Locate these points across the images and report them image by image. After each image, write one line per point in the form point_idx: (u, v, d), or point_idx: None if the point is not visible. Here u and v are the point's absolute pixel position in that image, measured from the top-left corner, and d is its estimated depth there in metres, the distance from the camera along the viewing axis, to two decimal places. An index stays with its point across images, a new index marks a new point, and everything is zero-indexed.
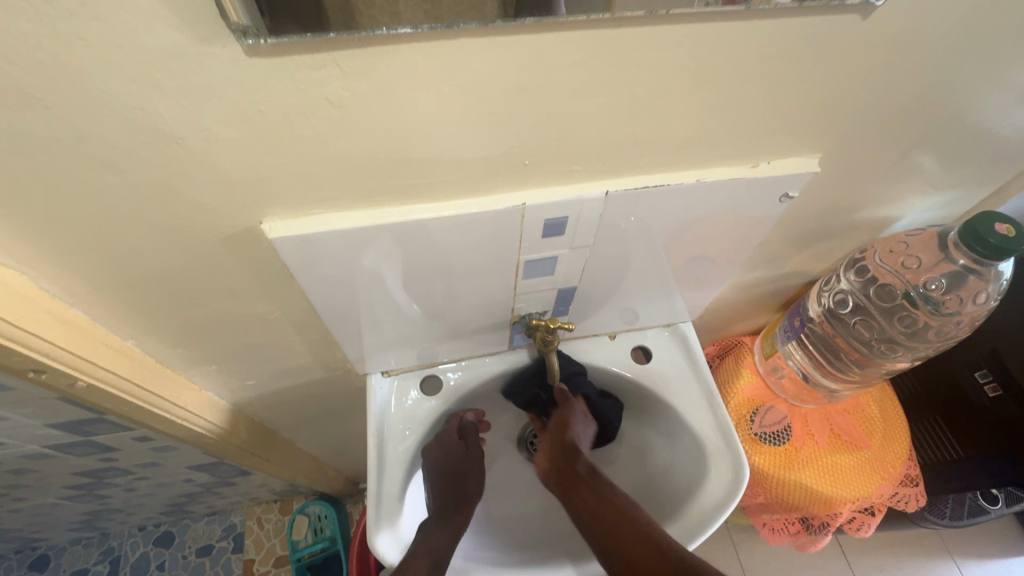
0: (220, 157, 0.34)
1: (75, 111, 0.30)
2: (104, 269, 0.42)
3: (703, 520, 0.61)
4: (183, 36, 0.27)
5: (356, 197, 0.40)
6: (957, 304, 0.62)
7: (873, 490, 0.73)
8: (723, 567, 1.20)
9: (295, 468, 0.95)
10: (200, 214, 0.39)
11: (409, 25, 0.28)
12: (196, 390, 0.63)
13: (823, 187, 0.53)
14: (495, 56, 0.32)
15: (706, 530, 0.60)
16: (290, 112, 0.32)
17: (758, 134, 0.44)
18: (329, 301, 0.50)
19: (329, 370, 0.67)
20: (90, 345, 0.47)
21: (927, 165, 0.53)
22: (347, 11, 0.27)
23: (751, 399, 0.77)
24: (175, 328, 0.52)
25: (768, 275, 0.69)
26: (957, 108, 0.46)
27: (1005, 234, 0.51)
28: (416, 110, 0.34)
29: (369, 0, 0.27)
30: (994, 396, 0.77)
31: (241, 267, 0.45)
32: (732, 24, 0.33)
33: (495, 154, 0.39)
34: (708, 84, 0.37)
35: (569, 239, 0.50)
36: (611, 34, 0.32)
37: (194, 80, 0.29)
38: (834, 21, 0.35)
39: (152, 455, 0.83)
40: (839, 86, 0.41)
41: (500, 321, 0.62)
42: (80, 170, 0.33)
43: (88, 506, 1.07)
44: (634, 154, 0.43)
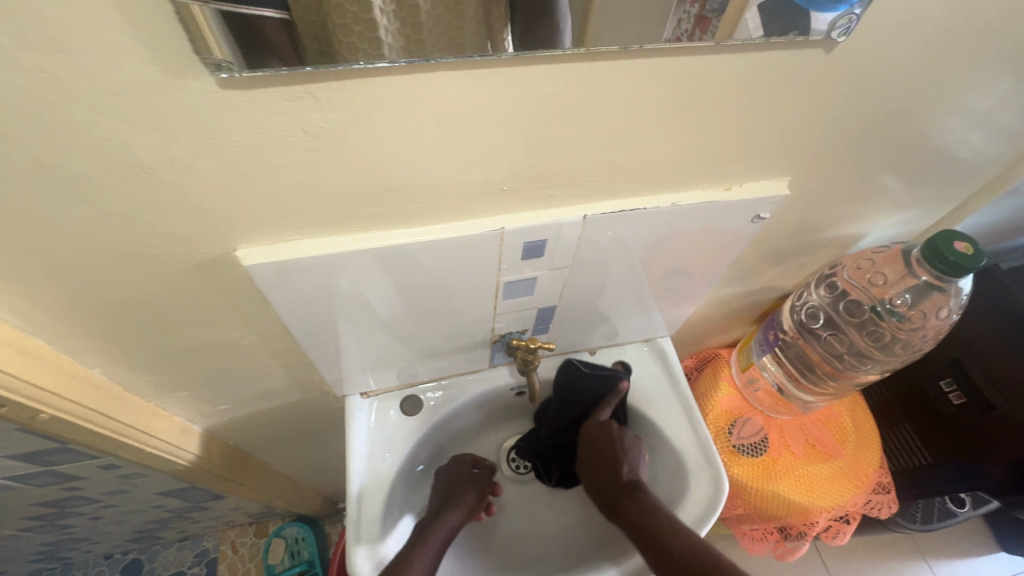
0: (192, 187, 0.34)
1: (38, 144, 0.29)
2: (68, 299, 0.40)
3: None
4: (154, 70, 0.27)
5: (333, 224, 0.40)
6: (921, 319, 0.64)
7: (847, 499, 0.75)
8: None
9: (271, 490, 0.93)
10: (171, 243, 0.38)
11: (391, 57, 0.29)
12: (167, 418, 0.61)
13: (793, 207, 0.54)
14: (471, 86, 0.32)
15: None
16: (264, 143, 0.32)
17: (729, 160, 0.45)
18: (306, 326, 0.49)
19: (306, 392, 0.66)
20: (53, 375, 0.45)
21: (891, 185, 0.55)
22: (324, 41, 0.28)
23: (728, 411, 0.79)
24: (145, 355, 0.50)
25: (742, 290, 0.71)
26: (917, 134, 0.48)
27: (964, 251, 0.54)
28: (394, 139, 0.34)
29: (348, 28, 0.28)
30: (958, 403, 0.80)
31: (213, 294, 0.44)
32: (702, 58, 0.34)
33: (474, 181, 0.40)
34: (683, 112, 0.38)
35: (548, 261, 0.50)
36: (586, 68, 0.33)
37: (165, 113, 0.29)
38: (800, 56, 0.36)
39: (119, 482, 0.80)
40: (805, 115, 0.42)
41: (480, 341, 0.62)
42: (42, 202, 0.32)
43: (50, 537, 1.02)
44: (609, 179, 0.43)
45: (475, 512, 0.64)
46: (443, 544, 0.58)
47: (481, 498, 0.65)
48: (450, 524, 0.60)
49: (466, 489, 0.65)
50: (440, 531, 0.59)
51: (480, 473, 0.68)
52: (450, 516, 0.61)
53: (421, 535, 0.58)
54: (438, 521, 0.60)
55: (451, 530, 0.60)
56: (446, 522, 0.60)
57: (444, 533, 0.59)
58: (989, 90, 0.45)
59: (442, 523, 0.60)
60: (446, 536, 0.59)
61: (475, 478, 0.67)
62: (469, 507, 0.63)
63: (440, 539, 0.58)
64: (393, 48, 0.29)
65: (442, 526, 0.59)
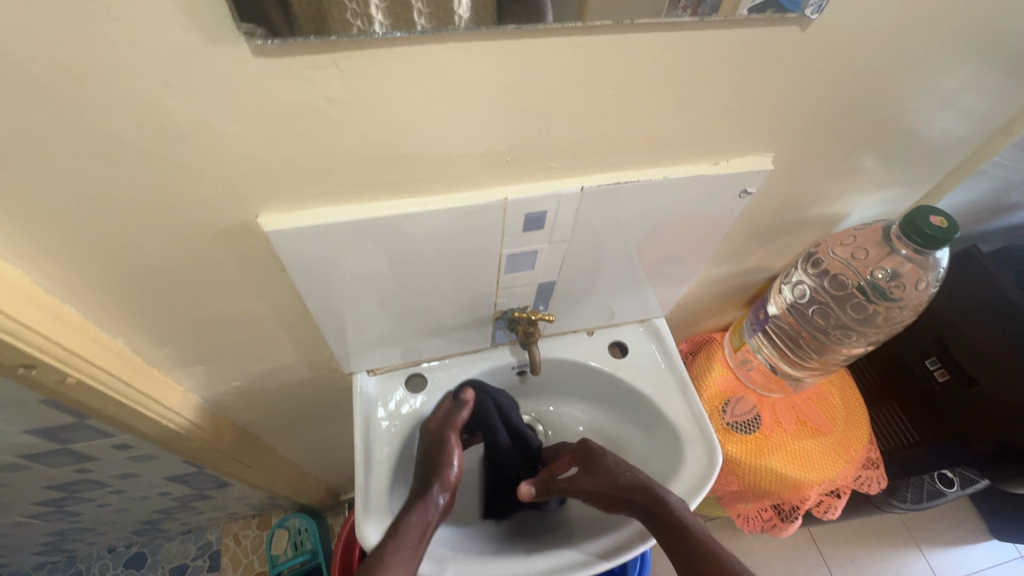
0: (222, 152, 0.36)
1: (86, 108, 0.32)
2: (99, 264, 0.43)
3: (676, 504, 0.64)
4: (195, 36, 0.29)
5: (348, 193, 0.43)
6: (901, 291, 0.67)
7: (837, 473, 0.77)
8: None
9: (275, 475, 0.95)
10: (197, 210, 0.40)
11: (382, 31, 0.32)
12: (182, 393, 0.63)
13: (777, 183, 0.57)
14: (476, 57, 0.35)
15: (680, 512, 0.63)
16: (289, 110, 0.35)
17: (717, 136, 0.48)
18: (319, 296, 0.52)
19: (315, 369, 0.68)
20: (80, 340, 0.48)
21: (869, 164, 0.58)
22: (319, 20, 0.30)
23: (722, 391, 0.82)
24: (164, 325, 0.52)
25: (732, 270, 0.74)
26: (892, 112, 0.52)
27: (939, 225, 0.57)
28: (407, 108, 0.37)
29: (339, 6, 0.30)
30: (943, 380, 0.83)
31: (234, 262, 0.47)
32: (687, 33, 0.38)
33: (479, 151, 0.43)
34: (672, 86, 0.42)
35: (548, 234, 0.53)
36: (583, 43, 0.36)
37: (203, 78, 0.32)
38: (779, 33, 0.40)
39: (129, 465, 0.82)
40: (786, 92, 0.45)
41: (483, 317, 0.65)
42: (84, 164, 0.35)
43: (57, 525, 1.04)
44: (606, 153, 0.46)
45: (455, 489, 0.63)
46: (422, 537, 0.57)
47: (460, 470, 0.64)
48: (431, 516, 0.59)
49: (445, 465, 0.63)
50: (418, 526, 0.58)
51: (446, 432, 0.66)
52: (427, 505, 0.60)
53: (396, 527, 0.57)
54: (410, 513, 0.58)
55: (429, 517, 0.59)
56: (420, 514, 0.59)
57: (420, 524, 0.58)
58: (955, 72, 0.49)
59: (415, 515, 0.58)
60: (426, 528, 0.58)
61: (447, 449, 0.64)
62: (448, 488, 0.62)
63: (419, 532, 0.57)
64: (382, 23, 0.32)
65: (416, 518, 0.58)
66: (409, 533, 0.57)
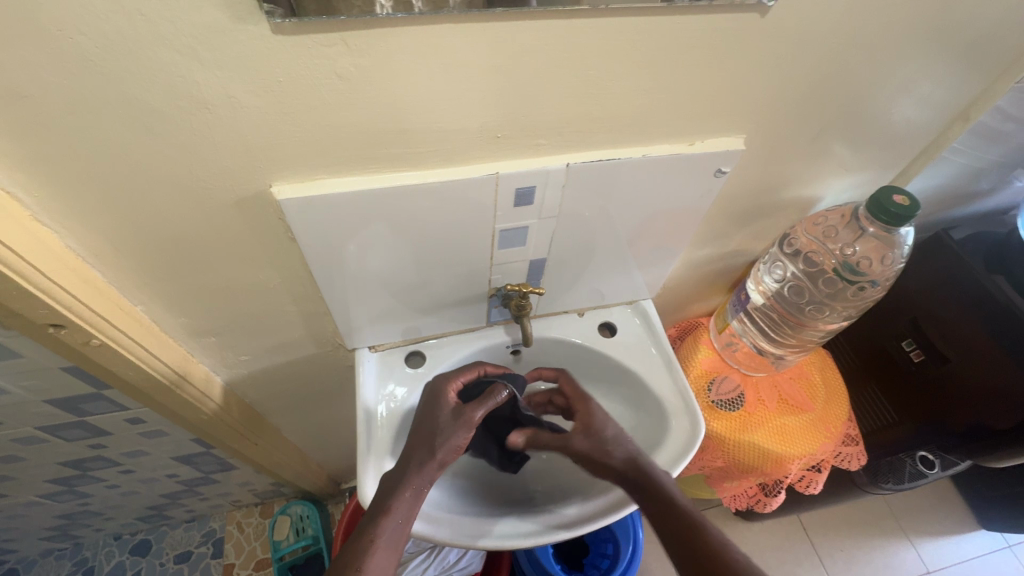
0: (242, 123, 0.41)
1: (125, 78, 0.36)
2: (127, 231, 0.47)
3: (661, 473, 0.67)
4: (223, 14, 0.34)
5: (354, 166, 0.47)
6: (868, 266, 0.72)
7: (817, 447, 0.81)
8: None
9: (280, 456, 0.99)
10: (218, 178, 0.45)
11: (384, 11, 0.35)
12: (196, 364, 0.67)
13: (750, 165, 0.62)
14: (470, 37, 0.39)
15: None
16: (303, 83, 0.39)
17: (692, 117, 0.53)
18: (326, 267, 0.56)
19: (320, 346, 0.72)
20: (105, 303, 0.52)
21: (836, 148, 0.63)
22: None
23: (708, 371, 0.86)
24: (181, 295, 0.56)
25: (715, 253, 0.78)
26: (856, 95, 0.56)
27: (902, 203, 0.61)
28: (407, 84, 0.41)
29: None
30: (919, 360, 0.88)
31: (248, 232, 0.51)
32: (658, 18, 0.42)
33: (473, 128, 0.47)
34: (647, 68, 0.46)
35: (537, 209, 0.57)
36: (564, 25, 0.41)
37: (230, 53, 0.36)
38: (741, 19, 0.44)
39: (141, 441, 0.86)
40: (752, 76, 0.50)
41: (478, 293, 0.69)
42: (120, 132, 0.39)
43: (67, 507, 1.07)
44: (589, 131, 0.51)
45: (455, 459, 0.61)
46: (413, 511, 0.56)
47: (464, 445, 0.61)
48: (424, 490, 0.58)
49: (447, 444, 0.60)
50: (409, 501, 0.56)
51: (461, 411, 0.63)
52: (421, 476, 0.58)
53: (386, 502, 0.56)
54: (402, 490, 0.57)
55: (421, 493, 0.57)
56: (413, 492, 0.57)
57: (411, 501, 0.56)
58: (912, 58, 0.53)
59: (407, 493, 0.57)
60: (416, 501, 0.57)
61: (455, 427, 0.61)
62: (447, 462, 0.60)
63: (409, 507, 0.56)
64: (385, 5, 0.35)
65: (408, 491, 0.57)
66: (401, 508, 0.56)
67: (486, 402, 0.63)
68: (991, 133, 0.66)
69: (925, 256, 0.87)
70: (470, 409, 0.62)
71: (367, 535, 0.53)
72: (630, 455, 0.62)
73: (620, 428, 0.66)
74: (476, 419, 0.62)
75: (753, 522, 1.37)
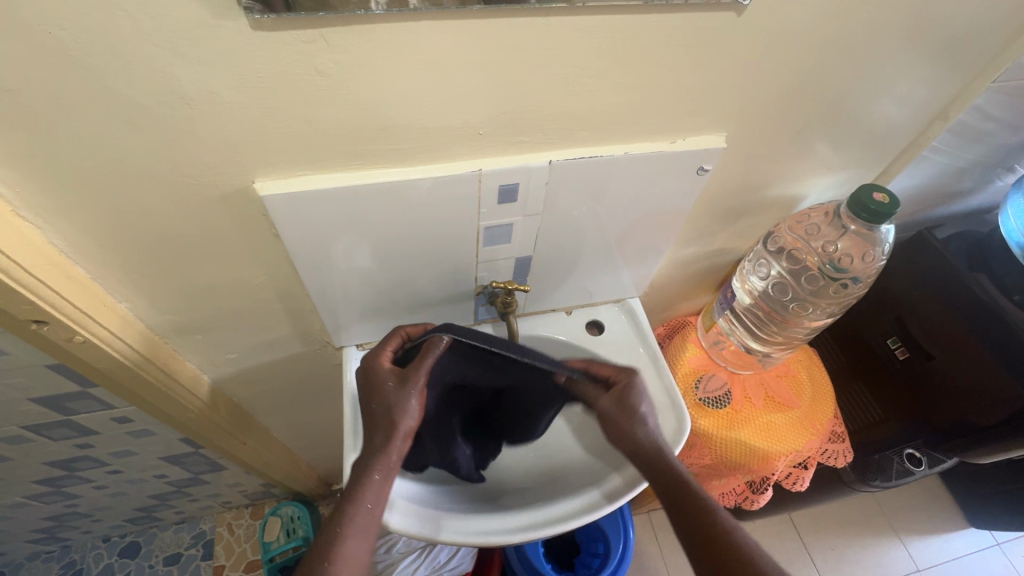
0: (224, 120, 0.41)
1: (106, 73, 0.36)
2: (110, 227, 0.47)
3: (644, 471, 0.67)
4: (203, 10, 0.34)
5: (337, 162, 0.48)
6: (849, 262, 0.73)
7: (803, 444, 0.81)
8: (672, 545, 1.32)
9: (269, 456, 0.98)
10: (201, 174, 0.45)
11: (377, 7, 0.36)
12: (182, 362, 0.67)
13: (732, 164, 0.62)
14: (448, 34, 0.40)
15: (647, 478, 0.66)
16: (283, 79, 0.40)
17: (673, 115, 0.53)
18: (311, 264, 0.56)
19: (307, 344, 0.72)
20: (88, 300, 0.52)
21: (818, 146, 0.64)
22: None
23: (696, 369, 0.86)
24: (165, 292, 0.56)
25: (701, 251, 0.79)
26: (836, 93, 0.57)
27: (882, 201, 0.62)
28: (388, 81, 0.42)
29: None
30: (903, 358, 0.88)
31: (232, 228, 0.51)
32: (635, 17, 0.43)
33: (454, 125, 0.47)
34: (626, 65, 0.47)
35: (521, 206, 0.58)
36: (542, 23, 0.41)
37: (210, 49, 0.36)
38: (717, 18, 0.45)
39: (128, 441, 0.85)
40: (731, 75, 0.51)
41: (465, 291, 0.69)
42: (101, 128, 0.39)
43: (54, 509, 1.06)
44: (571, 129, 0.52)
45: (418, 425, 0.60)
46: (382, 494, 0.57)
47: (422, 408, 0.59)
48: (393, 468, 0.58)
49: (408, 416, 0.58)
50: (378, 485, 0.57)
51: (409, 374, 0.59)
52: (386, 457, 0.58)
53: (355, 487, 0.56)
54: (368, 473, 0.57)
55: (389, 472, 0.58)
56: (381, 472, 0.57)
57: (380, 484, 0.57)
58: (889, 55, 0.54)
59: (375, 474, 0.57)
60: (386, 481, 0.57)
61: (405, 394, 0.58)
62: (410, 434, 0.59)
63: (378, 489, 0.57)
64: (380, 2, 0.36)
65: (376, 474, 0.57)
66: (371, 492, 0.56)
67: (427, 356, 0.59)
68: (970, 132, 0.67)
69: (908, 254, 0.88)
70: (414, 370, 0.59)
71: (341, 522, 0.54)
72: (651, 435, 0.61)
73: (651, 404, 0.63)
74: (421, 378, 0.59)
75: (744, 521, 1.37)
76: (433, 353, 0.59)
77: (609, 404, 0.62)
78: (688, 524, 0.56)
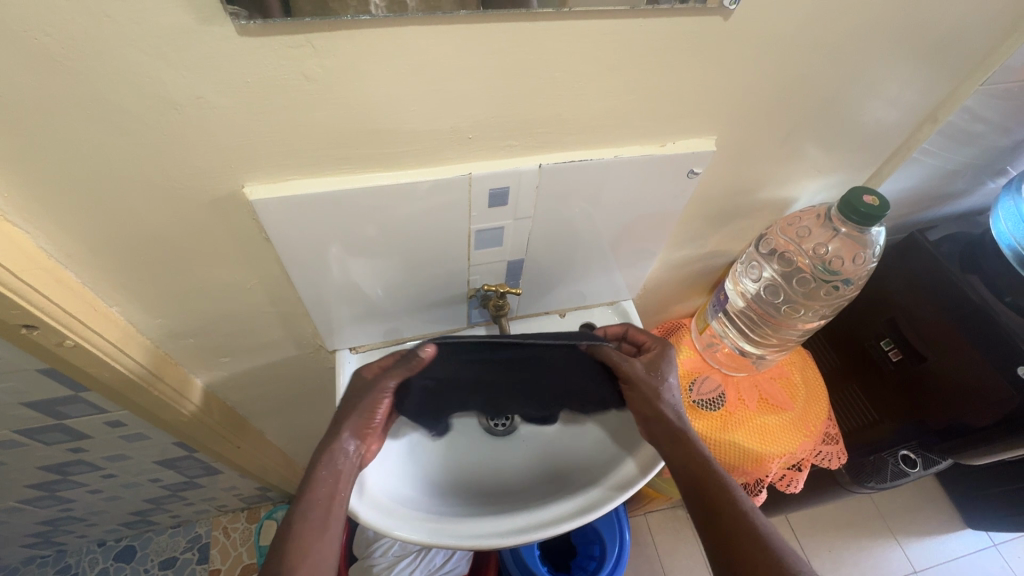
0: (213, 124, 0.41)
1: (92, 79, 0.36)
2: (99, 232, 0.47)
3: (625, 483, 0.66)
4: (189, 16, 0.34)
5: (326, 166, 0.48)
6: (839, 264, 0.73)
7: (796, 446, 0.82)
8: (669, 547, 1.32)
9: (263, 460, 0.98)
10: (190, 179, 0.45)
11: (377, 11, 0.36)
12: (175, 366, 0.67)
13: (723, 166, 0.63)
14: (435, 38, 0.40)
15: (626, 490, 0.65)
16: (270, 83, 0.40)
17: (663, 118, 0.54)
18: (301, 267, 0.56)
19: (300, 348, 0.72)
20: (80, 304, 0.52)
21: (808, 149, 0.64)
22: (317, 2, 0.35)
23: (690, 371, 0.86)
24: (157, 296, 0.56)
25: (693, 254, 0.79)
26: (825, 96, 0.57)
27: (872, 203, 0.62)
28: (376, 85, 0.42)
29: None
30: (897, 359, 0.89)
31: (222, 233, 0.51)
32: (622, 21, 0.43)
33: (442, 129, 0.48)
34: (613, 69, 0.47)
35: (512, 210, 0.58)
36: (529, 28, 0.41)
37: (197, 54, 0.36)
38: (704, 21, 0.45)
39: (121, 445, 0.85)
40: (720, 78, 0.51)
41: (457, 294, 0.69)
42: (89, 133, 0.39)
43: (48, 513, 1.06)
44: (560, 132, 0.52)
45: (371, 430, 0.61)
46: (332, 492, 0.56)
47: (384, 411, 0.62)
48: (341, 465, 0.58)
49: (371, 413, 0.61)
50: (329, 479, 0.57)
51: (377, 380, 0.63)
52: (337, 452, 0.58)
53: (305, 482, 0.56)
54: (318, 468, 0.57)
55: (338, 470, 0.58)
56: (329, 469, 0.57)
57: (328, 480, 0.56)
58: (877, 58, 0.54)
59: (323, 470, 0.57)
60: (335, 478, 0.57)
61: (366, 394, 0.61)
62: (361, 432, 0.61)
63: (326, 485, 0.56)
64: (379, 5, 0.36)
65: (326, 470, 0.57)
66: (319, 486, 0.56)
67: (403, 368, 0.61)
68: (960, 134, 0.68)
69: (901, 256, 0.88)
70: (385, 377, 0.61)
71: (291, 519, 0.54)
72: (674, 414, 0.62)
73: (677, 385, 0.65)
74: (390, 381, 0.61)
75: None
76: (409, 368, 0.62)
77: (640, 367, 0.65)
78: (716, 524, 0.55)
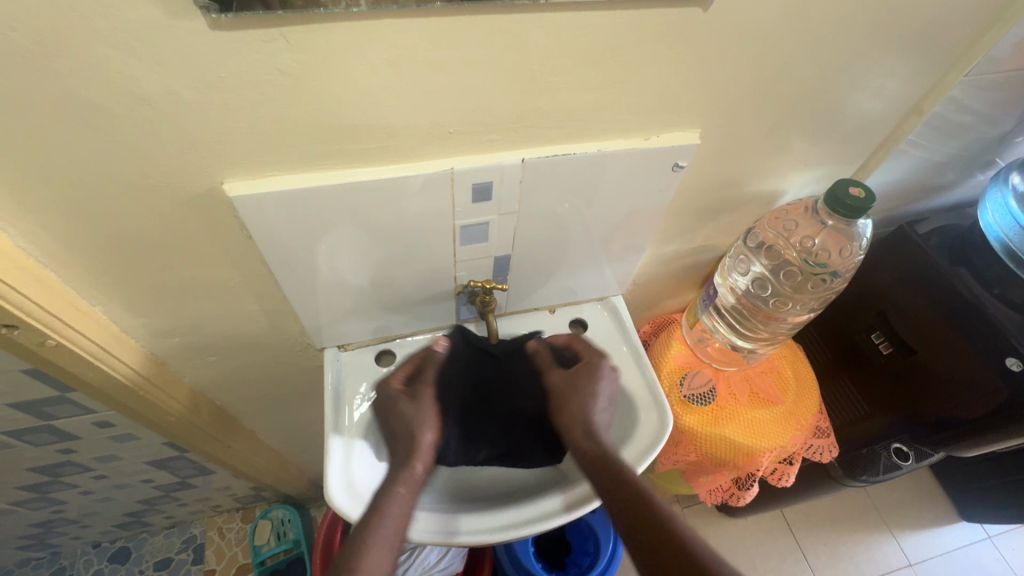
0: (187, 120, 0.41)
1: (63, 74, 0.36)
2: (77, 230, 0.47)
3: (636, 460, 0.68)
4: (158, 10, 0.34)
5: (306, 162, 0.48)
6: (825, 255, 0.74)
7: (787, 440, 0.81)
8: None
9: (255, 459, 0.98)
10: (168, 175, 0.45)
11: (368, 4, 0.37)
12: (160, 366, 0.67)
13: (709, 160, 0.62)
14: (410, 31, 0.40)
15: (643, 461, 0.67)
16: (244, 78, 0.39)
17: (645, 112, 0.53)
18: (284, 266, 0.56)
19: (287, 346, 0.72)
20: (60, 303, 0.51)
21: (794, 141, 0.64)
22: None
23: (680, 366, 0.87)
24: (140, 295, 0.56)
25: (681, 249, 0.79)
26: (809, 87, 0.57)
27: (857, 195, 0.62)
28: (353, 79, 0.42)
29: None
30: (887, 352, 0.89)
31: (203, 230, 0.51)
32: (600, 13, 0.43)
33: (422, 123, 0.47)
34: (593, 62, 0.46)
35: (496, 205, 0.57)
36: (506, 19, 0.41)
37: (168, 50, 0.36)
38: (683, 12, 0.45)
39: (111, 445, 0.85)
40: (702, 70, 0.50)
41: (444, 291, 0.69)
42: (63, 129, 0.39)
43: (40, 515, 1.06)
44: (542, 126, 0.52)
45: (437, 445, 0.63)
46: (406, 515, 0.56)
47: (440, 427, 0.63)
48: (417, 479, 0.58)
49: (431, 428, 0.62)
50: (409, 494, 0.57)
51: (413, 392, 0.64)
52: (411, 470, 0.59)
53: (379, 502, 0.56)
54: (397, 486, 0.57)
55: (416, 488, 0.58)
56: (407, 486, 0.58)
57: (405, 497, 0.57)
58: (861, 48, 0.54)
59: (400, 487, 0.57)
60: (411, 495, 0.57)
61: (422, 411, 0.62)
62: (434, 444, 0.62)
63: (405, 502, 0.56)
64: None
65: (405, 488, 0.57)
66: (402, 503, 0.56)
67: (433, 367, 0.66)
68: (947, 125, 0.67)
69: (890, 249, 0.88)
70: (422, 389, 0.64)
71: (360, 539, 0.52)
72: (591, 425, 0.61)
73: (610, 390, 0.64)
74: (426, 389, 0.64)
75: (736, 518, 1.37)
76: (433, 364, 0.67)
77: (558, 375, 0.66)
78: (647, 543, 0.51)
